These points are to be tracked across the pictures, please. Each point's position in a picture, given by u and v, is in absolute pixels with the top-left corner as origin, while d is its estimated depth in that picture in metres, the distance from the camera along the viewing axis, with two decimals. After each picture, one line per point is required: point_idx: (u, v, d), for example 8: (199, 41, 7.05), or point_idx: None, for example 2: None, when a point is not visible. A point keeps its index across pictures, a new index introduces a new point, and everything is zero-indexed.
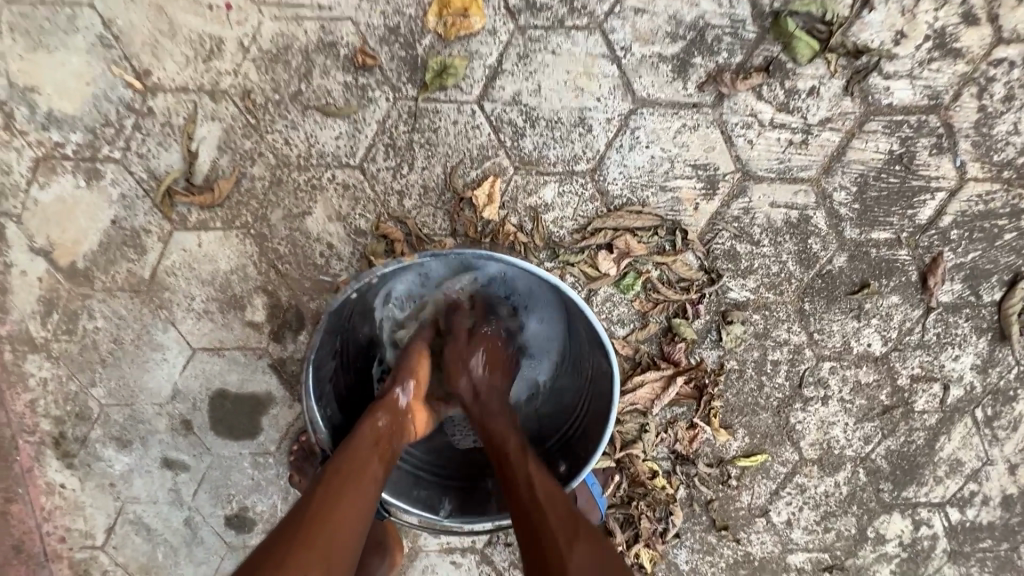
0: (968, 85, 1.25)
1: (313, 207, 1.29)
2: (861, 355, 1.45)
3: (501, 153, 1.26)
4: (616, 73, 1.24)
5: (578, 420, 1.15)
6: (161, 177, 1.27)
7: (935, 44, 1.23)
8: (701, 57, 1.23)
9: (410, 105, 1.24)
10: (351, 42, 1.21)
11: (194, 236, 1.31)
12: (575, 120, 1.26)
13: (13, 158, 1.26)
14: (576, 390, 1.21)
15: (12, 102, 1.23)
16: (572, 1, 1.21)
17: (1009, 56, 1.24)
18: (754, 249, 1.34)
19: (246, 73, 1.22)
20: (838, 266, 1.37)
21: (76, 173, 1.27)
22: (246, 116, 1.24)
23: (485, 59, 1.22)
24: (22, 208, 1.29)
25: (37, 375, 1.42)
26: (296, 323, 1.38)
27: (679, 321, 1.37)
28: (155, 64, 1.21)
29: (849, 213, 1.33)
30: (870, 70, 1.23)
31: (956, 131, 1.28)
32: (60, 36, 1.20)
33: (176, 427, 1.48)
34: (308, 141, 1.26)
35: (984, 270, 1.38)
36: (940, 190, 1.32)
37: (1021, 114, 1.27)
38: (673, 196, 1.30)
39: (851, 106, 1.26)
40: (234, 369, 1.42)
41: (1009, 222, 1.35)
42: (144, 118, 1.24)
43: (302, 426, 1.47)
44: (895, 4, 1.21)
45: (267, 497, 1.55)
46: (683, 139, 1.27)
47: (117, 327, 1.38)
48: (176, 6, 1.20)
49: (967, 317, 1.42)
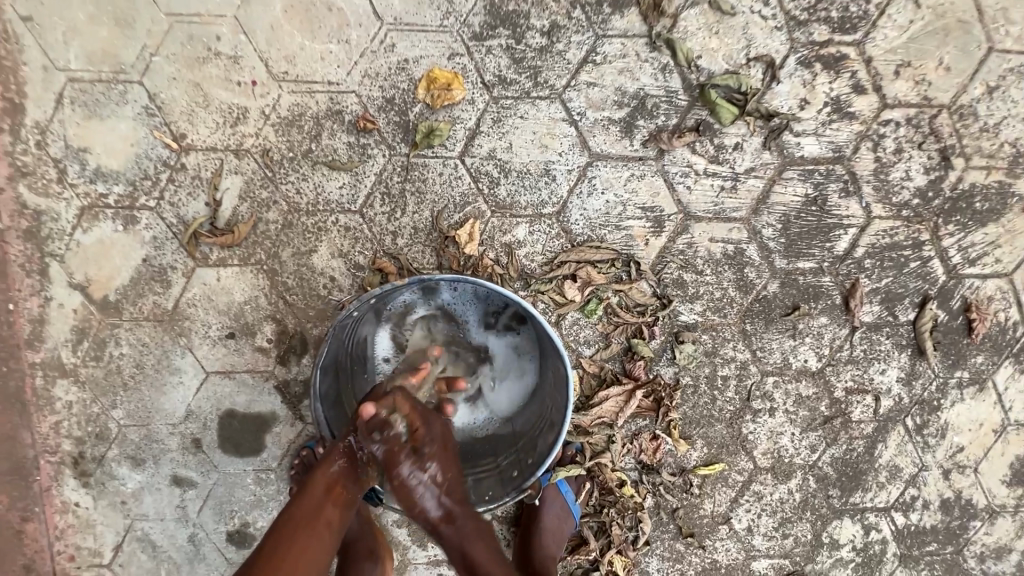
0: (864, 140, 1.52)
1: (318, 246, 1.50)
2: (800, 370, 1.65)
3: (480, 200, 1.50)
4: (574, 133, 1.49)
5: (541, 418, 1.35)
6: (189, 222, 1.48)
7: (833, 109, 1.50)
8: (644, 120, 1.49)
9: (403, 160, 1.48)
10: (354, 110, 1.46)
11: (214, 271, 1.51)
12: (542, 171, 1.50)
13: (62, 207, 1.47)
14: (541, 393, 1.40)
15: (66, 160, 1.44)
16: (537, 77, 1.47)
17: (894, 117, 1.51)
18: (698, 278, 1.57)
19: (265, 136, 1.46)
20: (771, 291, 1.59)
21: (115, 219, 1.48)
22: (264, 171, 1.47)
23: (465, 123, 1.48)
24: (65, 249, 1.49)
25: (63, 399, 1.58)
26: (300, 347, 1.56)
27: (637, 340, 1.57)
28: (190, 128, 1.45)
29: (777, 246, 1.56)
30: (782, 129, 1.50)
31: (859, 178, 1.54)
32: (111, 106, 1.43)
33: (187, 446, 1.62)
34: (316, 191, 1.48)
35: (897, 293, 1.61)
36: (851, 226, 1.56)
37: (911, 164, 1.54)
38: (626, 233, 1.53)
39: (770, 158, 1.52)
40: (242, 391, 1.59)
41: (913, 252, 1.59)
42: (178, 173, 1.46)
43: (302, 442, 1.63)
44: (799, 77, 1.48)
45: (268, 513, 1.68)
46: (632, 187, 1.51)
47: (140, 353, 1.55)
48: (211, 82, 1.43)
49: (888, 334, 1.63)
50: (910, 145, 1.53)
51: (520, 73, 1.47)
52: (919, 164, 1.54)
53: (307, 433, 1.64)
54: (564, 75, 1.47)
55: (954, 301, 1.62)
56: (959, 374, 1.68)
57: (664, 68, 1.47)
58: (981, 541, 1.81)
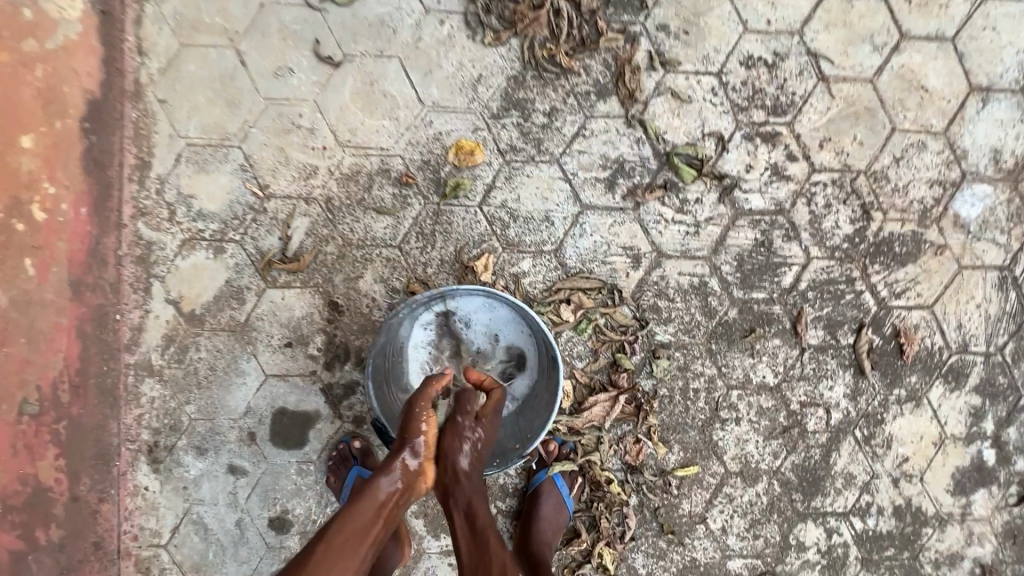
0: (799, 197, 1.91)
1: (364, 272, 1.89)
2: (760, 384, 1.96)
3: (493, 238, 1.89)
4: (569, 188, 1.91)
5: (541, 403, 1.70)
6: (265, 252, 1.88)
7: (773, 172, 1.91)
8: (623, 178, 1.90)
9: (434, 207, 1.89)
10: (399, 168, 1.89)
11: (280, 292, 1.89)
12: (543, 217, 1.90)
13: (168, 239, 1.88)
14: (541, 386, 1.75)
15: (176, 203, 1.88)
16: (540, 145, 1.90)
17: (822, 179, 1.91)
18: (670, 305, 1.92)
19: (329, 187, 1.89)
20: (731, 316, 1.93)
21: (207, 249, 1.89)
22: (326, 214, 1.89)
23: (484, 180, 1.90)
24: (167, 272, 1.89)
25: (148, 395, 1.92)
26: (344, 355, 1.91)
27: (620, 355, 1.90)
28: (272, 181, 1.88)
29: (735, 280, 1.92)
30: (733, 188, 1.90)
31: (797, 226, 1.92)
32: (214, 163, 1.87)
33: (243, 439, 1.93)
34: (365, 230, 1.89)
35: (837, 320, 1.94)
36: (794, 264, 1.93)
37: (839, 216, 1.92)
38: (611, 267, 1.91)
39: (724, 210, 1.91)
40: (293, 391, 1.92)
41: (847, 287, 1.94)
42: (260, 214, 1.88)
43: (339, 437, 1.94)
44: (744, 148, 1.90)
45: (305, 501, 1.96)
46: (615, 230, 1.91)
47: (214, 358, 1.91)
48: (291, 146, 1.88)
49: (832, 355, 1.95)
50: (837, 201, 1.92)
51: (527, 143, 1.90)
52: (845, 216, 1.92)
53: (344, 429, 1.95)
54: (561, 144, 1.90)
55: (886, 328, 1.95)
56: (898, 391, 1.97)
57: (638, 140, 1.90)
58: (935, 548, 2.02)
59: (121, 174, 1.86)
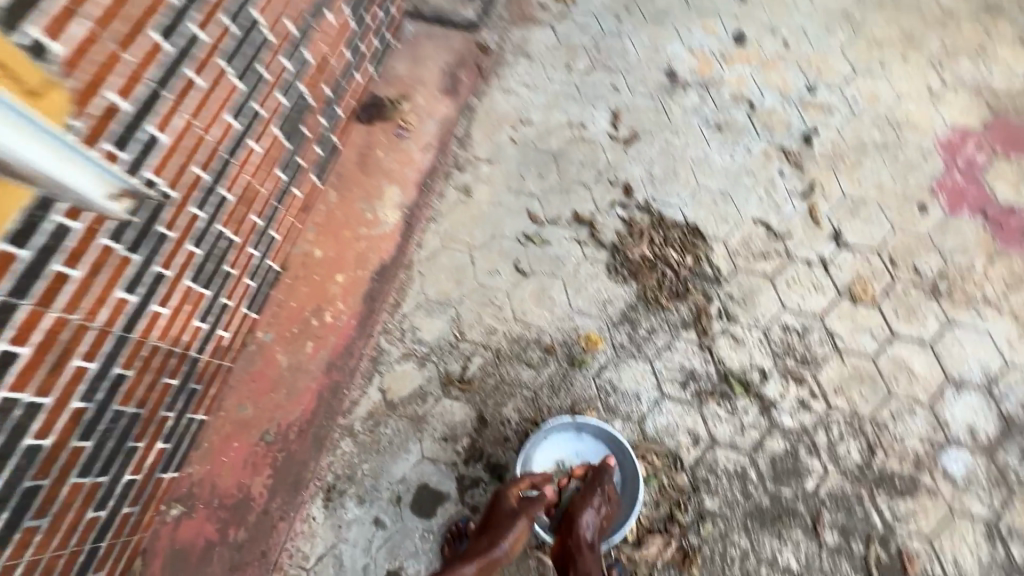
0: (819, 425, 2.69)
1: (508, 402, 2.83)
2: (785, 567, 2.48)
3: (597, 400, 2.81)
4: (654, 379, 2.83)
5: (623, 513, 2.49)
6: (449, 373, 2.91)
7: (800, 403, 2.74)
8: (693, 382, 2.81)
9: (563, 370, 2.87)
10: (546, 341, 2.94)
11: (450, 401, 2.85)
12: (633, 394, 2.80)
13: (394, 351, 2.98)
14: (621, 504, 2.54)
15: (406, 330, 3.02)
16: (639, 347, 2.90)
17: (837, 417, 2.70)
18: (718, 481, 2.62)
19: (500, 342, 2.95)
20: (764, 502, 2.57)
21: (415, 363, 2.94)
22: (493, 358, 2.92)
23: (598, 360, 2.89)
24: (385, 371, 2.94)
25: (341, 448, 2.81)
26: (478, 456, 2.75)
27: (676, 509, 2.57)
28: (466, 331, 2.99)
29: (768, 475, 2.62)
30: (770, 407, 2.74)
31: (817, 446, 2.66)
32: (436, 313, 3.04)
33: (391, 499, 2.70)
34: (515, 374, 2.88)
35: (850, 529, 2.52)
36: (814, 474, 2.61)
37: (850, 446, 2.65)
38: (676, 441, 2.70)
39: (762, 421, 2.71)
40: (437, 473, 2.73)
41: (858, 503, 2.55)
42: (453, 349, 2.96)
43: (458, 517, 2.65)
44: (779, 382, 2.78)
45: (417, 563, 2.60)
46: (682, 415, 2.75)
47: (393, 434, 2.81)
48: (484, 313, 3.02)
49: (846, 558, 2.48)
50: (848, 435, 2.67)
51: (631, 344, 2.91)
52: (855, 448, 2.64)
53: (462, 512, 2.67)
54: (653, 350, 2.89)
55: (891, 546, 2.49)
56: None
57: (706, 359, 2.85)
58: None
59: (381, 306, 3.07)
